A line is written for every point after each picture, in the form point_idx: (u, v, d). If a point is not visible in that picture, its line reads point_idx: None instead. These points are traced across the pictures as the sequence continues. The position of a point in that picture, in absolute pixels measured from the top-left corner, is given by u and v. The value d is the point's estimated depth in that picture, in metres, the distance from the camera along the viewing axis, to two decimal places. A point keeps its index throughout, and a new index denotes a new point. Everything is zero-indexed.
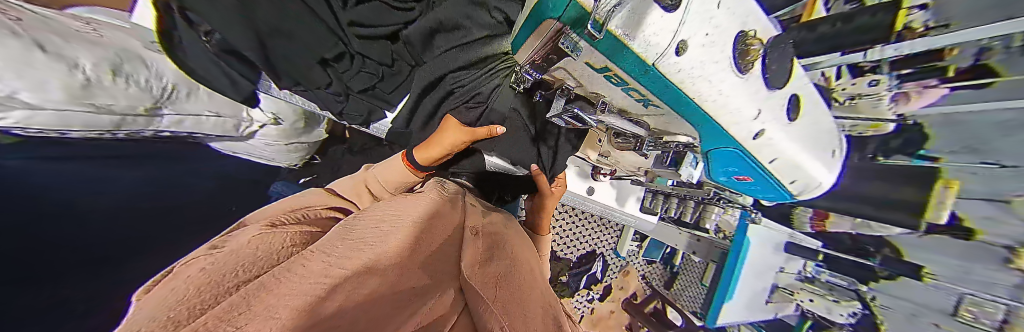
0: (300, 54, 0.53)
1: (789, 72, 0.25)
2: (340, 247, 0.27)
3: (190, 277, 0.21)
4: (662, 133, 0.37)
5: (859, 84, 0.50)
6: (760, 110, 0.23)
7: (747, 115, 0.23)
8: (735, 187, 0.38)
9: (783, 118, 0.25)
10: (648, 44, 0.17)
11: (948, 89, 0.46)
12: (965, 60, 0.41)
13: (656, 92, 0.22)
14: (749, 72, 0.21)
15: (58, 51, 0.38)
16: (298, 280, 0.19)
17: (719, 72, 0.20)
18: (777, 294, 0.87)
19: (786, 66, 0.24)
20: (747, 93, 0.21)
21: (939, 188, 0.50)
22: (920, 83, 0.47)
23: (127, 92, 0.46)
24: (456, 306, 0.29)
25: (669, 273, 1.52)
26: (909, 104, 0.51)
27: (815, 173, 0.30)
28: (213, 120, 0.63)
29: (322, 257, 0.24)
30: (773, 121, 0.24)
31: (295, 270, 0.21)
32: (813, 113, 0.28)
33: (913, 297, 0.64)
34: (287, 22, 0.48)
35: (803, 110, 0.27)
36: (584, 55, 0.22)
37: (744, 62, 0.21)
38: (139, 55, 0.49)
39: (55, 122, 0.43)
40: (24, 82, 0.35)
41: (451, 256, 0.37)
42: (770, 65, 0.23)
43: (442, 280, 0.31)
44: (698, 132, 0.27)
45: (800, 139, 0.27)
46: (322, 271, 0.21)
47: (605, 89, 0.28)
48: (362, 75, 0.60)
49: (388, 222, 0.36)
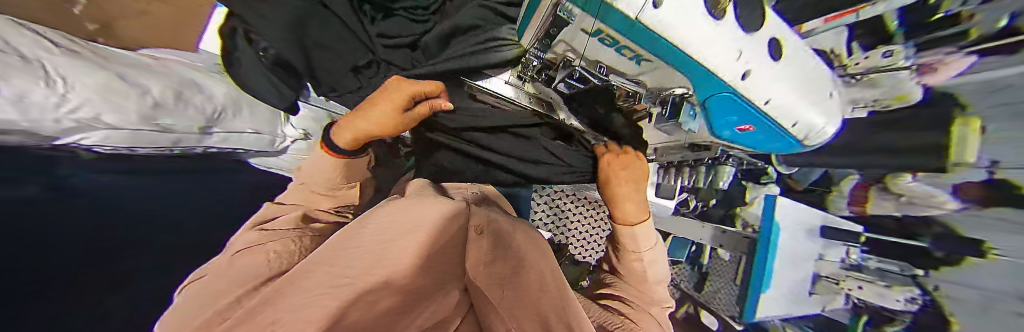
0: (334, 62, 0.60)
1: (762, 17, 0.27)
2: (353, 247, 0.30)
3: (183, 322, 0.23)
4: (659, 91, 0.36)
5: (874, 58, 0.62)
6: (741, 51, 0.25)
7: (729, 56, 0.25)
8: (741, 143, 0.37)
9: (765, 58, 0.27)
10: (631, 1, 0.20)
11: (974, 56, 0.56)
12: (993, 23, 0.51)
13: (647, 46, 0.24)
14: (721, 18, 0.23)
15: (132, 81, 0.46)
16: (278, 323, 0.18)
17: (695, 19, 0.22)
18: (821, 284, 0.80)
19: (757, 12, 0.27)
20: (722, 37, 0.24)
21: (959, 127, 0.60)
22: (941, 54, 0.58)
23: (186, 113, 0.54)
24: (461, 306, 0.35)
25: (697, 274, 1.40)
26: (936, 76, 0.61)
27: (811, 115, 0.31)
28: (254, 137, 0.69)
29: (325, 268, 0.26)
30: (756, 61, 0.26)
31: (283, 304, 0.21)
32: (796, 55, 0.30)
33: (989, 285, 0.62)
34: (327, 34, 0.59)
35: (785, 51, 0.29)
36: (579, 21, 0.26)
37: (717, 10, 0.24)
38: (194, 83, 0.58)
39: (126, 142, 0.46)
40: (106, 106, 0.41)
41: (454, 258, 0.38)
42: (742, 13, 0.25)
43: (446, 283, 0.34)
44: (691, 83, 0.29)
45: (788, 84, 0.29)
46: (312, 299, 0.21)
47: (602, 53, 0.31)
48: (386, 80, 0.65)
49: (390, 219, 0.34)
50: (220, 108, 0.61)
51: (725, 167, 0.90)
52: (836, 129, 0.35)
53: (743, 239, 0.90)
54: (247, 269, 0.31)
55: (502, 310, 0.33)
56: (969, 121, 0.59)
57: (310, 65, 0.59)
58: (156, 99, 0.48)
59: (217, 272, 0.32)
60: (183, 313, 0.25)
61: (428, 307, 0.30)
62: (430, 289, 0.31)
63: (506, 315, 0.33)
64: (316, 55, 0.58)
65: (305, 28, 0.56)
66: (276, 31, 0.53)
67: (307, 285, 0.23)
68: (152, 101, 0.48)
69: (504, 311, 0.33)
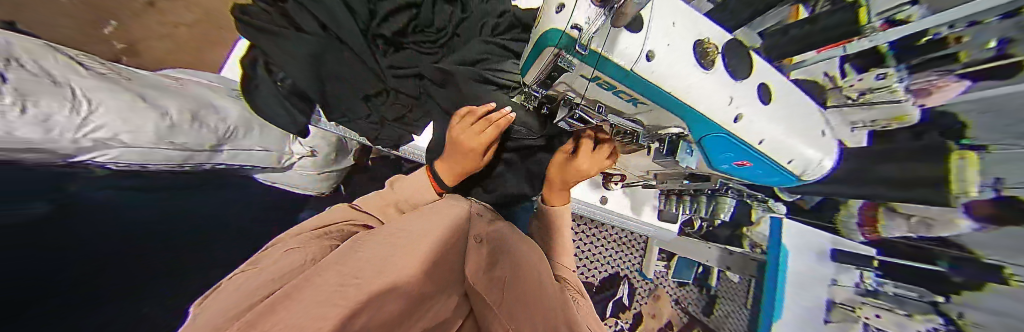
0: (348, 91, 0.65)
1: (750, 65, 0.28)
2: (355, 261, 0.28)
3: (226, 299, 0.24)
4: (655, 129, 0.38)
5: (866, 79, 0.49)
6: (732, 96, 0.26)
7: (721, 102, 0.25)
8: (736, 173, 0.38)
9: (755, 102, 0.27)
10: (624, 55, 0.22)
11: (967, 80, 0.42)
12: (982, 47, 0.37)
13: (643, 93, 0.25)
14: (711, 68, 0.25)
15: (154, 102, 0.50)
16: (323, 290, 0.21)
17: (685, 69, 0.24)
18: (835, 311, 0.76)
19: (742, 57, 0.28)
20: (714, 85, 0.25)
21: (954, 160, 0.42)
22: (929, 76, 0.44)
23: (198, 133, 0.56)
24: (461, 311, 0.37)
25: (705, 297, 1.33)
26: (930, 98, 0.47)
27: (810, 152, 0.31)
28: (262, 154, 0.71)
29: (337, 266, 0.26)
30: (748, 106, 0.27)
31: (313, 282, 0.22)
32: (786, 96, 0.30)
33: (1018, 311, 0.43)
34: (344, 67, 0.63)
35: (774, 96, 0.29)
36: (579, 69, 0.26)
37: (706, 61, 0.25)
38: (210, 105, 0.61)
39: (136, 158, 0.48)
40: (126, 127, 0.44)
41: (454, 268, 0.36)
42: (729, 61, 0.27)
43: (447, 286, 0.35)
44: (685, 124, 0.29)
45: (782, 123, 0.29)
46: (338, 280, 0.23)
47: (599, 95, 0.32)
48: (395, 106, 0.71)
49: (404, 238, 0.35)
50: (232, 129, 0.63)
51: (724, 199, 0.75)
52: (833, 166, 0.35)
53: (752, 262, 0.87)
54: (285, 260, 0.32)
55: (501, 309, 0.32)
56: (966, 154, 0.41)
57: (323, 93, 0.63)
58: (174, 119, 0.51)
59: (264, 262, 0.33)
60: (230, 289, 0.27)
61: (430, 308, 0.31)
62: (429, 290, 0.31)
63: (506, 315, 0.31)
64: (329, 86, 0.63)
65: (320, 63, 0.60)
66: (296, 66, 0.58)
67: (337, 270, 0.25)
68: (170, 122, 0.51)
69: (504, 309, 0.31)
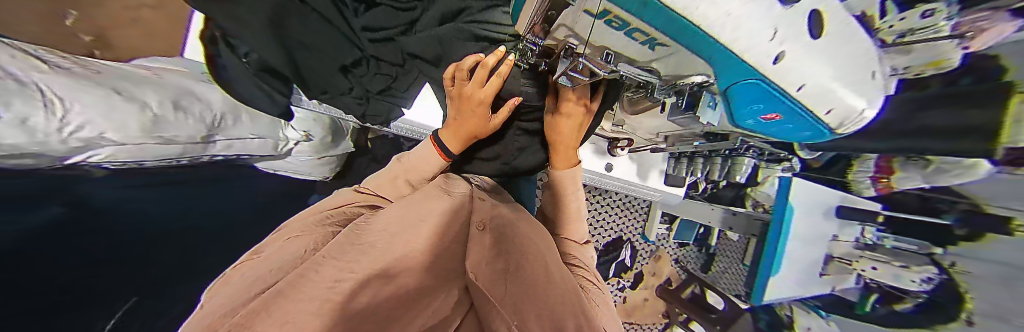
0: (323, 63, 0.59)
1: None
2: (348, 252, 0.30)
3: (230, 288, 0.25)
4: (675, 80, 0.36)
5: (908, 19, 0.40)
6: (778, 28, 0.18)
7: (763, 35, 0.18)
8: (761, 129, 0.36)
9: (806, 34, 0.20)
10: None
11: (1021, 19, 0.38)
12: None
13: (659, 27, 0.20)
14: None
15: (132, 95, 0.46)
16: (312, 283, 0.23)
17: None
18: (833, 265, 0.79)
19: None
20: (766, 10, 0.17)
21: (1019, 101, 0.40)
22: (984, 12, 0.38)
23: (188, 123, 0.53)
24: (461, 305, 0.32)
25: (705, 255, 1.46)
26: (979, 39, 0.41)
27: (851, 99, 0.27)
28: (256, 141, 0.68)
29: (333, 262, 0.27)
30: (795, 41, 0.20)
31: (310, 274, 0.24)
32: (852, 26, 0.24)
33: None
34: (311, 36, 0.54)
35: (832, 27, 0.24)
36: (581, 2, 0.22)
37: None
38: (192, 94, 0.58)
39: (139, 154, 0.49)
40: (110, 123, 0.41)
41: (454, 256, 0.37)
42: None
43: (448, 279, 0.33)
44: (714, 71, 0.26)
45: (837, 63, 0.24)
46: (334, 276, 0.25)
47: (608, 38, 0.28)
48: (378, 77, 0.65)
49: (393, 226, 0.37)
50: (220, 116, 0.60)
51: (740, 159, 0.72)
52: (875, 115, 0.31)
53: (754, 221, 0.89)
54: (288, 249, 0.33)
55: (502, 306, 0.28)
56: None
57: (297, 69, 0.57)
58: (157, 111, 0.49)
59: (264, 254, 0.33)
60: (236, 278, 0.27)
61: (427, 306, 0.27)
62: (425, 286, 0.29)
63: (508, 310, 0.28)
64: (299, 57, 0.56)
65: (284, 28, 0.51)
66: (250, 34, 0.48)
67: (337, 263, 0.27)
68: (153, 115, 0.48)
69: (505, 306, 0.28)
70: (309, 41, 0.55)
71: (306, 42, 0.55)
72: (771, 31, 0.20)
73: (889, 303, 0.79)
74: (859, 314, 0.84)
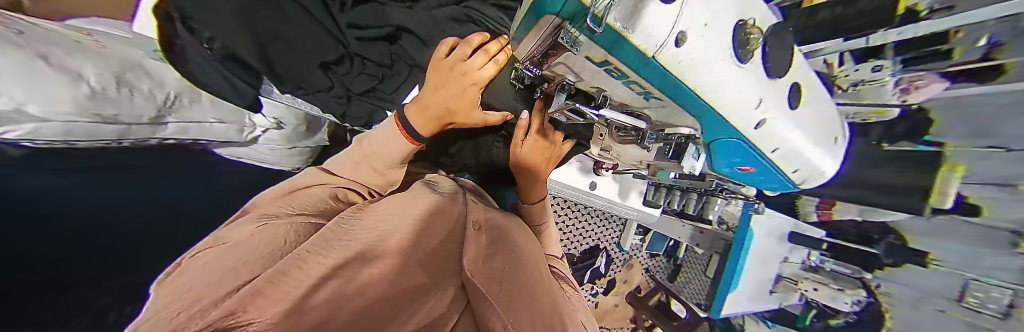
0: (298, 56, 0.53)
1: (789, 61, 0.24)
2: (337, 248, 0.26)
3: (191, 279, 0.20)
4: (665, 126, 0.38)
5: (862, 71, 0.49)
6: (762, 98, 0.22)
7: (748, 104, 0.22)
8: (738, 178, 0.39)
9: (783, 105, 0.24)
10: (648, 35, 0.15)
11: (948, 82, 0.47)
12: (979, 50, 0.41)
13: (657, 84, 0.21)
14: (748, 62, 0.19)
15: (61, 62, 0.40)
16: (296, 283, 0.20)
17: (721, 63, 0.18)
18: (781, 284, 0.88)
19: (784, 55, 0.24)
20: (747, 83, 0.20)
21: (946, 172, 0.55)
22: (924, 70, 0.46)
23: (133, 101, 0.48)
24: (456, 304, 0.30)
25: (671, 266, 1.53)
26: (914, 94, 0.51)
27: (817, 159, 0.30)
28: (220, 126, 0.64)
29: (319, 259, 0.24)
30: (774, 109, 0.23)
31: (292, 273, 0.21)
32: (813, 99, 0.28)
33: (927, 286, 0.65)
34: (289, 26, 0.50)
35: (804, 98, 0.26)
36: (584, 50, 0.22)
37: (744, 52, 0.19)
38: (141, 68, 0.51)
39: (60, 133, 0.42)
40: (34, 95, 0.36)
41: (452, 255, 0.36)
42: (768, 53, 0.22)
43: (442, 278, 0.31)
44: (700, 125, 0.27)
45: (805, 130, 0.27)
46: (319, 274, 0.21)
47: (605, 82, 0.29)
48: (362, 77, 0.61)
49: (386, 222, 0.35)
50: (174, 95, 0.54)
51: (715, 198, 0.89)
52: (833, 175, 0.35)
53: (720, 240, 0.96)
54: (264, 237, 0.28)
55: (497, 300, 0.29)
56: (957, 166, 0.54)
57: (268, 61, 0.50)
58: (94, 85, 0.42)
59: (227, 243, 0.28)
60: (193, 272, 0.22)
61: (426, 302, 0.25)
62: (423, 287, 0.27)
63: (505, 308, 0.28)
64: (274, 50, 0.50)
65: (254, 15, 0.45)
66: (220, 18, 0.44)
67: (324, 260, 0.24)
68: (89, 89, 0.42)
69: (501, 301, 0.29)
70: (287, 33, 0.50)
71: (283, 34, 0.50)
72: (756, 99, 0.22)
73: (824, 318, 0.88)
74: (800, 327, 0.93)
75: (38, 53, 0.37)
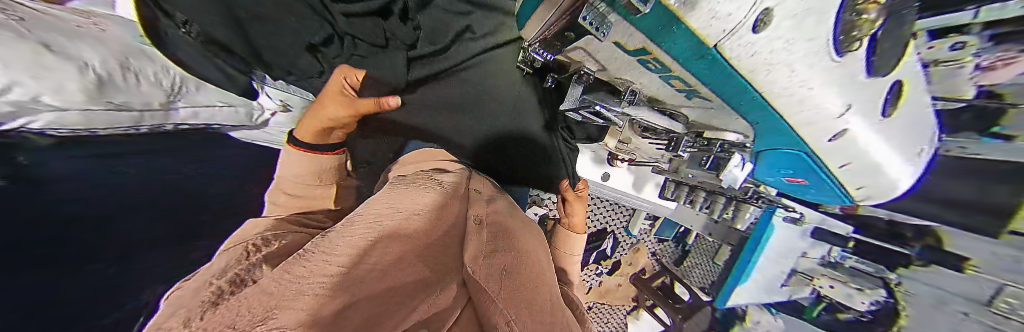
0: (281, 38, 0.49)
1: (899, 55, 0.20)
2: (343, 245, 0.27)
3: (199, 278, 0.21)
4: (699, 125, 0.35)
5: (939, 49, 0.43)
6: (850, 105, 0.18)
7: (832, 109, 0.18)
8: (779, 184, 0.35)
9: (873, 111, 0.20)
10: (714, 15, 0.13)
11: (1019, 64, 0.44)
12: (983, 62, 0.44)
13: (711, 78, 0.18)
14: (844, 55, 0.15)
15: (65, 50, 0.38)
16: (304, 275, 0.20)
17: (806, 58, 0.15)
18: (795, 278, 0.86)
19: (896, 40, 0.19)
20: (834, 83, 0.16)
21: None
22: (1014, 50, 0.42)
23: (140, 88, 0.47)
24: (458, 301, 0.29)
25: (679, 251, 1.59)
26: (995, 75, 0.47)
27: (888, 172, 0.27)
28: (227, 110, 0.61)
29: (327, 254, 0.24)
30: (862, 116, 0.20)
31: (297, 269, 0.21)
32: (911, 102, 0.23)
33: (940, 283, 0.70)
34: (264, 7, 0.45)
35: (904, 100, 0.22)
36: (615, 34, 0.19)
37: (844, 42, 0.15)
38: (142, 51, 0.49)
39: (79, 122, 0.42)
40: (45, 85, 0.35)
41: (452, 251, 0.35)
42: (878, 42, 0.18)
43: (445, 274, 0.30)
44: (760, 129, 0.24)
45: (887, 140, 0.23)
46: (325, 267, 0.21)
47: (637, 75, 0.26)
48: (353, 59, 0.56)
49: (389, 216, 0.35)
50: (178, 81, 0.52)
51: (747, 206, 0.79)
52: (906, 184, 0.31)
53: (734, 232, 0.93)
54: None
55: (499, 299, 0.29)
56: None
57: (250, 41, 0.48)
58: (101, 72, 0.41)
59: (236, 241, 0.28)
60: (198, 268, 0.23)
61: (425, 299, 0.24)
62: (424, 281, 0.26)
63: (506, 305, 0.28)
64: (254, 29, 0.47)
65: None
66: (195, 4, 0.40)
67: (331, 255, 0.24)
68: (96, 76, 0.41)
69: (503, 299, 0.29)
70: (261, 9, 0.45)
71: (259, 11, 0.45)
72: (843, 105, 0.18)
73: (833, 312, 0.91)
74: (808, 317, 0.95)
75: (40, 41, 0.36)
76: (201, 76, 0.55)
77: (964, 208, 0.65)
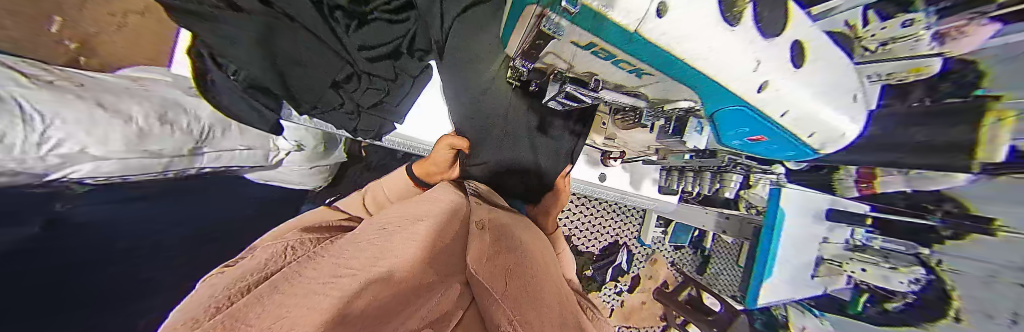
0: (313, 79, 0.56)
1: (784, 19, 0.23)
2: (347, 250, 0.28)
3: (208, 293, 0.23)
4: (662, 102, 0.38)
5: (888, 27, 0.38)
6: (758, 61, 0.22)
7: (745, 68, 0.21)
8: (753, 149, 0.39)
9: (786, 65, 0.23)
10: (627, 11, 0.16)
11: (999, 23, 0.31)
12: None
13: (651, 61, 0.21)
14: (738, 24, 0.19)
15: (113, 107, 0.45)
16: (312, 281, 0.21)
17: (708, 34, 0.18)
18: (825, 267, 0.81)
19: (778, 9, 0.22)
20: (737, 47, 0.20)
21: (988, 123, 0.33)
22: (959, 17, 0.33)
23: (173, 136, 0.51)
24: (462, 301, 0.31)
25: (700, 257, 1.51)
26: (961, 43, 0.34)
27: (837, 117, 0.30)
28: (247, 153, 0.66)
29: (333, 260, 0.26)
30: (776, 71, 0.23)
31: (306, 273, 0.23)
32: (818, 55, 0.26)
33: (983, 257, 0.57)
34: (304, 51, 0.52)
35: (808, 55, 0.25)
36: (568, 34, 0.23)
37: (732, 13, 0.19)
38: (180, 103, 0.55)
39: (117, 170, 0.47)
40: (91, 137, 0.41)
41: (457, 253, 0.38)
42: (761, 13, 0.21)
43: (447, 276, 0.32)
44: (703, 97, 0.28)
45: (814, 89, 0.26)
46: (333, 273, 0.22)
47: (594, 64, 0.30)
48: (370, 92, 0.63)
49: (394, 222, 0.37)
50: (207, 127, 0.57)
51: (730, 177, 0.78)
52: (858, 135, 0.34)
53: (748, 225, 0.91)
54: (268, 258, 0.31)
55: (503, 298, 0.29)
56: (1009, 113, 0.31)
57: (285, 84, 0.53)
58: (142, 124, 0.47)
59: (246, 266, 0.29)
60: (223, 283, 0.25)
61: (424, 303, 0.25)
62: (427, 283, 0.28)
63: (509, 303, 0.28)
64: (291, 74, 0.53)
65: (274, 44, 0.48)
66: (245, 53, 0.46)
67: (336, 260, 0.26)
68: (137, 128, 0.46)
69: (505, 299, 0.29)
70: (302, 58, 0.53)
71: (300, 60, 0.53)
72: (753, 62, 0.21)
73: (880, 302, 0.79)
74: (851, 313, 0.83)
75: (95, 102, 0.43)
76: (244, 122, 0.60)
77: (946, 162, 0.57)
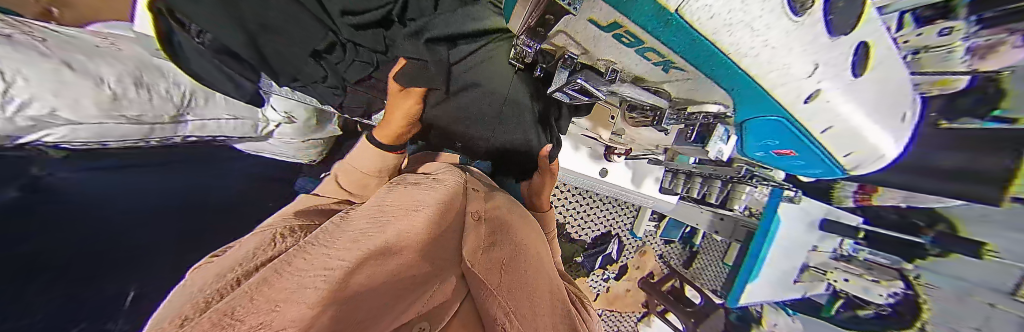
0: (290, 50, 0.47)
1: (859, 18, 0.20)
2: (339, 239, 0.27)
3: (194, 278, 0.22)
4: (686, 103, 0.36)
5: (926, 35, 0.44)
6: (815, 66, 0.19)
7: (797, 72, 0.19)
8: (772, 161, 0.38)
9: (841, 73, 0.21)
10: None
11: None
12: None
13: (686, 50, 0.19)
14: (801, 17, 0.16)
15: (82, 67, 0.39)
16: (300, 272, 0.20)
17: (768, 22, 0.15)
18: (807, 273, 0.83)
19: (853, 6, 0.19)
20: (792, 45, 0.17)
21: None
22: (1002, 30, 0.41)
23: (152, 102, 0.47)
24: (458, 293, 0.31)
25: (687, 252, 1.56)
26: (991, 60, 0.46)
27: (871, 135, 0.28)
28: (234, 123, 0.63)
29: (323, 249, 0.24)
30: (830, 80, 0.20)
31: (296, 264, 0.22)
32: (881, 68, 0.23)
33: None
34: (271, 14, 0.41)
35: (870, 63, 0.22)
36: (587, 10, 0.20)
37: (799, 1, 0.16)
38: (156, 65, 0.50)
39: (91, 135, 0.44)
40: (60, 99, 0.37)
41: (452, 244, 0.36)
42: (834, 7, 0.18)
43: (443, 269, 0.31)
44: (735, 99, 0.25)
45: (861, 103, 0.24)
46: (322, 264, 0.22)
47: (615, 52, 0.27)
48: (356, 65, 0.53)
49: (386, 212, 0.35)
50: (189, 94, 0.53)
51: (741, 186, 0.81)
52: (893, 154, 0.32)
53: (741, 228, 0.93)
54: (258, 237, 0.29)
55: (497, 289, 0.30)
56: None
57: (262, 53, 0.47)
58: (115, 87, 0.42)
59: (225, 254, 0.28)
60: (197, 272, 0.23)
61: (425, 291, 0.26)
62: (420, 276, 0.28)
63: (505, 295, 0.30)
64: (264, 41, 0.45)
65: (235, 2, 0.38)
66: (208, 13, 0.39)
67: (326, 250, 0.24)
68: (111, 92, 0.42)
69: (500, 289, 0.30)
70: (271, 22, 0.42)
71: (268, 23, 0.42)
72: (808, 65, 0.19)
73: (854, 308, 0.88)
74: (824, 315, 0.92)
75: (61, 60, 0.37)
76: (213, 89, 0.56)
77: (963, 179, 0.60)
